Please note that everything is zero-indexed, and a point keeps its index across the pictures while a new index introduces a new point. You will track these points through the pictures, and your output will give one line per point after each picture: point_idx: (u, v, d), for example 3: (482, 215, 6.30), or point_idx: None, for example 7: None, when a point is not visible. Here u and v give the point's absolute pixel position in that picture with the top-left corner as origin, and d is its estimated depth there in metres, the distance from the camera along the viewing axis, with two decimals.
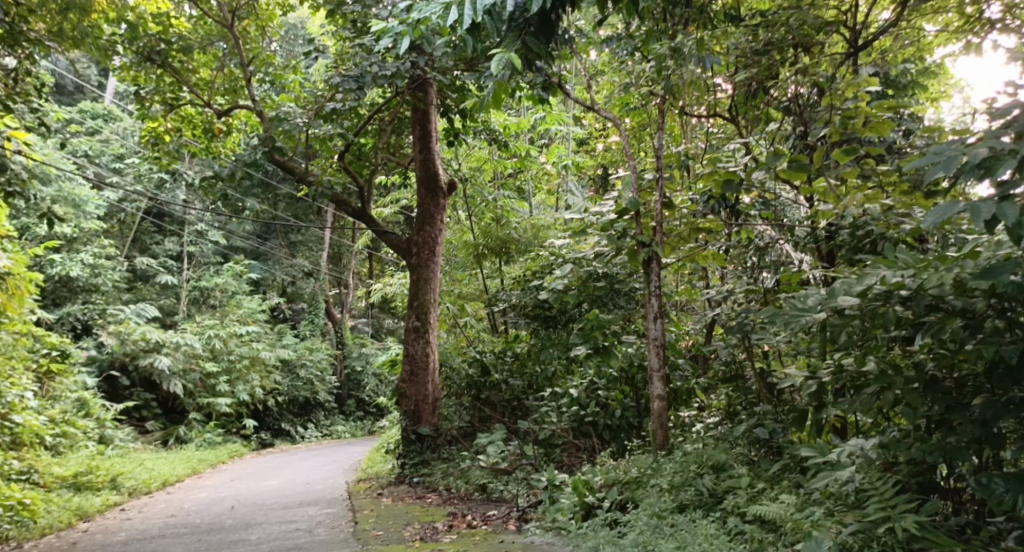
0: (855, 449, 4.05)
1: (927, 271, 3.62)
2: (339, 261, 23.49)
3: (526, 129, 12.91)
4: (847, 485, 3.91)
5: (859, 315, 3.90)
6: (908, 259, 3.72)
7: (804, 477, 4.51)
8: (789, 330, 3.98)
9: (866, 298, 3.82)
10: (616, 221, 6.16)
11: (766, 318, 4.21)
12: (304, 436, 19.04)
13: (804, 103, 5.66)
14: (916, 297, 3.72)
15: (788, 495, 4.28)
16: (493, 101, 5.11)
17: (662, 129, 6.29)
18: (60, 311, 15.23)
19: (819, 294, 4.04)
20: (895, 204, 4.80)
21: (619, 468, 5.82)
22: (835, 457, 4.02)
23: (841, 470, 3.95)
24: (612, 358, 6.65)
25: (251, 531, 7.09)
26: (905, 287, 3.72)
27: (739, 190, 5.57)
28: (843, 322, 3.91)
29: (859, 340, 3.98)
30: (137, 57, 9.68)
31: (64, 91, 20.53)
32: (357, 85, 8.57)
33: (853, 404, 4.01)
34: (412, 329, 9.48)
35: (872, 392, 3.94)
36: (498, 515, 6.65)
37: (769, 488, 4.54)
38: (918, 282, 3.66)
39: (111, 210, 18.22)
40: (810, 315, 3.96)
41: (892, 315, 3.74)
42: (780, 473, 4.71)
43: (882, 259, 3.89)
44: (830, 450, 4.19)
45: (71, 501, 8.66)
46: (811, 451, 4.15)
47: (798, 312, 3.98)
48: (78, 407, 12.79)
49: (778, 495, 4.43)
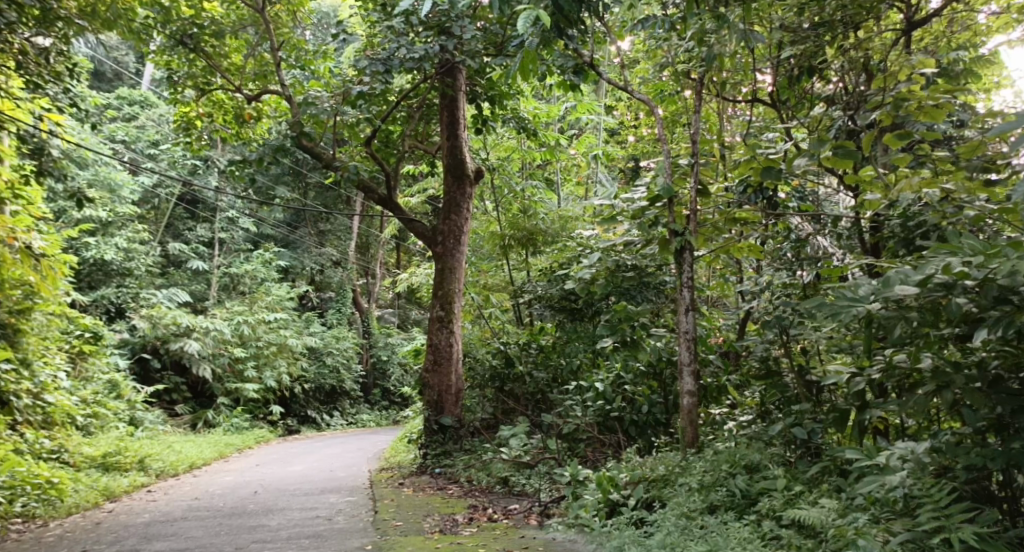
0: (906, 452, 3.79)
1: (998, 259, 3.34)
2: (366, 251, 23.47)
3: (558, 119, 12.70)
4: (894, 490, 3.67)
5: (916, 307, 3.65)
6: (976, 245, 3.44)
7: (844, 481, 4.27)
8: (838, 320, 3.74)
9: (926, 288, 3.56)
10: (648, 208, 5.90)
11: (811, 309, 3.97)
12: (329, 424, 19.01)
13: (854, 89, 5.51)
14: (983, 287, 3.44)
15: (827, 499, 4.05)
16: (522, 64, 5.19)
17: (699, 115, 6.06)
18: (95, 293, 15.29)
19: (871, 283, 3.80)
20: (959, 188, 4.50)
21: (646, 465, 5.61)
22: (883, 460, 3.77)
23: (889, 475, 3.71)
24: (639, 351, 6.54)
25: (272, 517, 6.97)
26: (970, 276, 3.44)
27: (779, 177, 5.39)
28: (898, 314, 3.66)
29: (913, 334, 3.71)
30: (172, 40, 9.60)
31: (102, 78, 20.66)
32: (385, 68, 8.37)
33: (906, 405, 3.76)
34: (436, 318, 9.31)
35: (927, 391, 3.69)
36: (519, 510, 6.49)
37: (806, 492, 4.31)
38: (986, 271, 3.37)
39: (145, 195, 18.29)
40: (860, 306, 3.72)
41: (955, 307, 3.47)
42: (818, 476, 4.48)
43: (946, 244, 3.62)
44: (876, 453, 3.94)
45: (98, 481, 8.62)
46: (855, 452, 3.90)
47: (849, 301, 3.74)
48: (110, 389, 12.82)
49: (816, 499, 4.20)
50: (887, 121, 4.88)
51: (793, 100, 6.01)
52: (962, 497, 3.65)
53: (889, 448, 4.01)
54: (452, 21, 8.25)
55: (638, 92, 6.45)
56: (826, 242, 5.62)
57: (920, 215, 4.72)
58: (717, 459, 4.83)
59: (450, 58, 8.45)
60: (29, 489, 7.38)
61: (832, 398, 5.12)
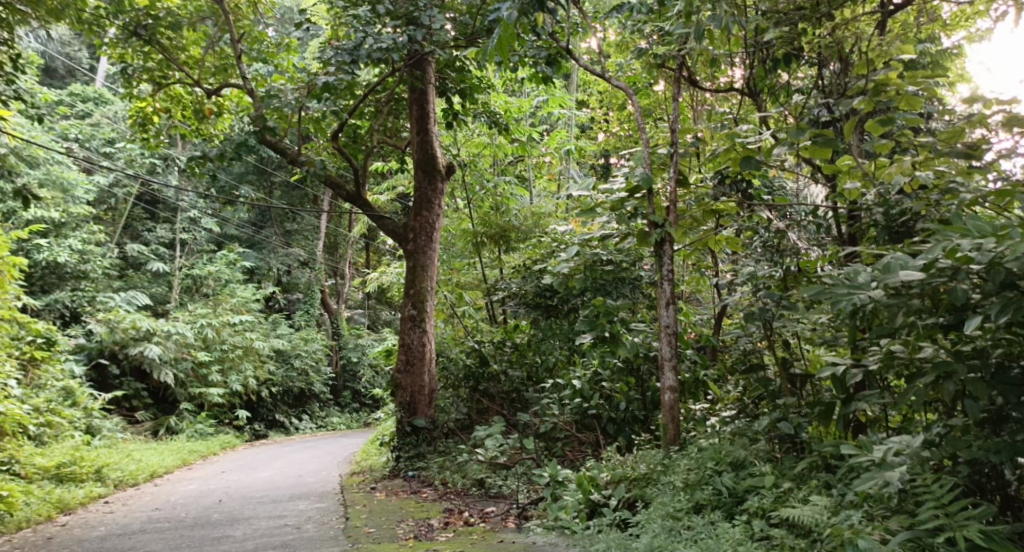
0: (902, 445, 3.66)
1: (1006, 241, 3.25)
2: (335, 251, 23.12)
3: (529, 114, 12.54)
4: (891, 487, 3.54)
5: (918, 294, 3.56)
6: (982, 226, 3.35)
7: (834, 477, 4.16)
8: (839, 308, 3.64)
9: (929, 273, 3.47)
10: (627, 199, 5.68)
11: (808, 296, 3.86)
12: (298, 428, 18.67)
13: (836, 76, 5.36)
14: (989, 272, 3.37)
15: (818, 496, 3.93)
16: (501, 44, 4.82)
17: (677, 103, 5.89)
18: (48, 297, 14.81)
19: (871, 269, 3.71)
20: (949, 171, 4.37)
21: (626, 463, 5.46)
22: (880, 455, 3.64)
23: (886, 471, 3.59)
24: (619, 348, 6.33)
25: (236, 527, 6.72)
26: (975, 260, 3.37)
27: (758, 167, 5.28)
28: (901, 301, 3.59)
29: (914, 322, 3.62)
30: (123, 33, 9.28)
31: (54, 75, 20.11)
32: (351, 58, 8.02)
33: (904, 396, 3.63)
34: (408, 318, 9.11)
35: (927, 381, 3.57)
36: (496, 512, 6.33)
37: (796, 489, 4.19)
38: (993, 254, 3.29)
39: (101, 196, 17.80)
40: (862, 293, 3.62)
41: (961, 291, 3.40)
42: (806, 472, 4.36)
43: (950, 227, 3.53)
44: (870, 448, 3.81)
45: (51, 493, 8.31)
46: (850, 448, 3.77)
47: (849, 288, 3.65)
48: (65, 396, 12.43)
49: (807, 496, 4.08)
50: (867, 106, 4.74)
51: (770, 90, 5.88)
52: (962, 492, 3.54)
53: (883, 441, 3.89)
54: (420, 11, 8.15)
55: (615, 77, 6.25)
56: (800, 234, 5.48)
57: (904, 203, 4.61)
58: (702, 456, 4.69)
59: (418, 49, 8.25)
60: None
61: (817, 391, 4.95)
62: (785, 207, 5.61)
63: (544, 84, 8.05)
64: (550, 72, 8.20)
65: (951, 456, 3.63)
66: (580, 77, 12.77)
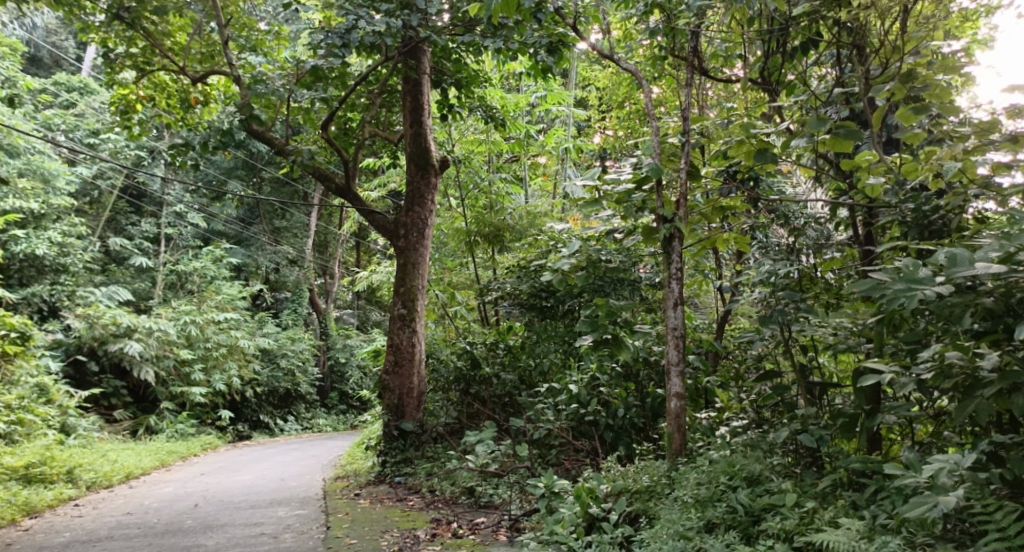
0: (951, 466, 3.33)
1: None
2: (324, 249, 22.76)
3: (526, 112, 12.20)
4: (942, 513, 3.21)
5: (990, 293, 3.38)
6: None
7: (865, 497, 3.83)
8: (902, 304, 3.36)
9: (1004, 269, 3.28)
10: (634, 191, 5.29)
11: (859, 290, 3.59)
12: (283, 429, 18.25)
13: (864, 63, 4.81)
14: None
15: (848, 519, 3.60)
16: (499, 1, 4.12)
17: (689, 90, 5.47)
18: (26, 290, 14.35)
19: (931, 262, 3.47)
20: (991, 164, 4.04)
21: (628, 475, 5.11)
22: (927, 477, 3.30)
23: (935, 494, 3.24)
24: (621, 350, 5.90)
25: (209, 535, 6.34)
26: None
27: (774, 161, 4.96)
28: (968, 300, 3.40)
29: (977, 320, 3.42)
30: (106, 15, 8.90)
31: (40, 64, 19.82)
32: (342, 42, 7.59)
33: (965, 409, 3.41)
34: (398, 317, 8.74)
35: (991, 393, 3.35)
36: (487, 524, 6.00)
37: (822, 509, 3.84)
38: None
39: (83, 188, 17.36)
40: (925, 288, 3.37)
41: None
42: (829, 490, 4.04)
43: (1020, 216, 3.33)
44: (914, 467, 3.47)
45: (18, 495, 7.92)
46: (892, 467, 3.45)
47: (908, 285, 3.40)
48: (39, 393, 12.03)
49: (834, 518, 3.74)
50: (896, 94, 4.36)
51: (784, 80, 5.46)
52: None
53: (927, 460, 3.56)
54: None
55: (626, 61, 5.93)
56: (811, 236, 5.16)
57: (935, 199, 4.32)
58: (713, 470, 4.35)
59: (413, 35, 7.94)
60: None
61: (836, 402, 4.60)
62: (786, 207, 5.26)
63: (544, 76, 7.76)
64: (551, 62, 7.88)
65: (1006, 478, 3.31)
66: (578, 74, 12.50)
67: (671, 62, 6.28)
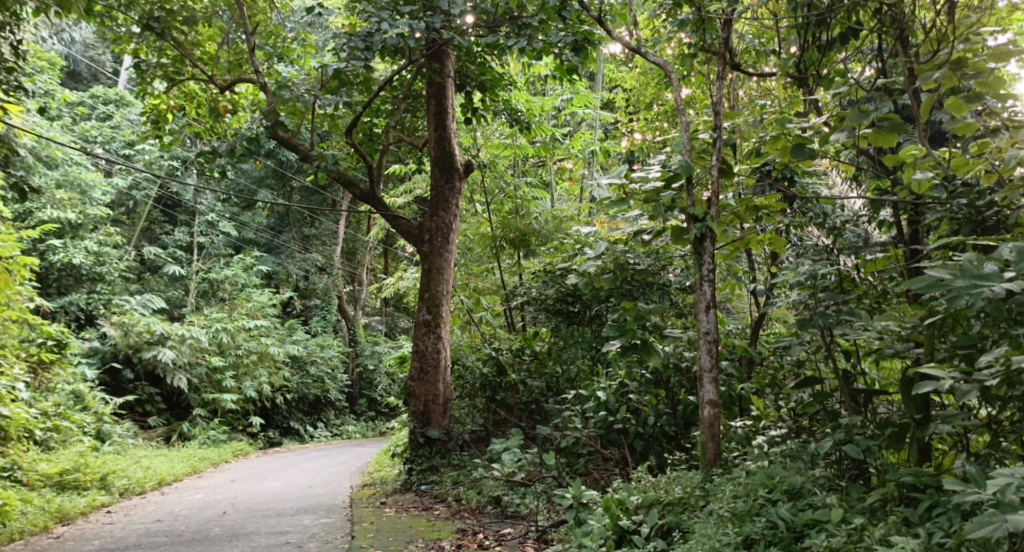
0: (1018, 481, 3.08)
1: None
2: (353, 256, 22.76)
3: (553, 115, 12.02)
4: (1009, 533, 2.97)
5: None
6: None
7: (917, 513, 3.59)
8: (966, 301, 3.16)
9: None
10: (664, 190, 5.07)
11: (921, 287, 3.40)
12: (313, 436, 18.21)
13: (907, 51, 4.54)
14: None
15: (901, 537, 3.36)
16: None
17: (721, 82, 5.24)
18: (63, 299, 14.50)
19: (999, 258, 3.25)
20: None
21: (659, 485, 4.91)
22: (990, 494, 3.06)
23: (1001, 514, 3.00)
24: (652, 355, 5.70)
25: (235, 544, 6.24)
26: None
27: (812, 157, 4.71)
28: None
29: None
30: (138, 25, 8.90)
31: (78, 78, 20.13)
32: (365, 45, 7.49)
33: None
34: (422, 323, 8.60)
35: None
36: (514, 535, 5.84)
37: (871, 526, 3.60)
38: None
39: (118, 198, 17.54)
40: (990, 285, 3.15)
41: None
42: (878, 505, 3.80)
43: None
44: (977, 482, 3.22)
45: (51, 502, 7.92)
46: (953, 482, 3.20)
47: (973, 280, 3.19)
48: (74, 400, 12.10)
49: (885, 536, 3.50)
50: (947, 83, 4.12)
51: (821, 73, 5.16)
52: None
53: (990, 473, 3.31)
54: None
55: (655, 55, 5.72)
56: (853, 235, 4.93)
57: (990, 194, 4.07)
58: (751, 482, 4.13)
59: (437, 37, 7.82)
60: None
61: (884, 410, 4.31)
62: (822, 207, 5.04)
63: (571, 77, 7.58)
64: (577, 61, 7.69)
65: None
66: (606, 75, 12.30)
67: (701, 59, 6.07)
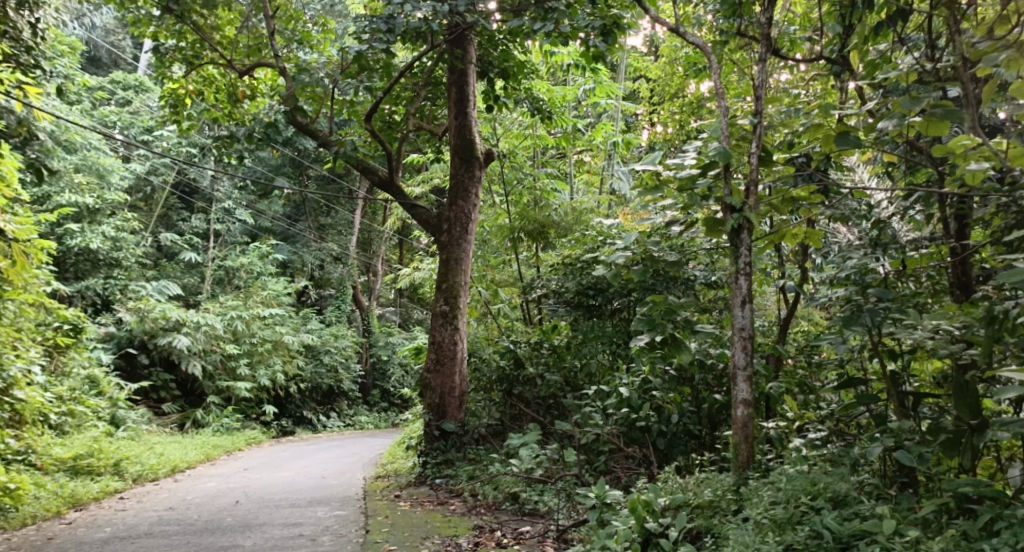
0: None
1: None
2: (368, 247, 22.64)
3: (573, 105, 11.77)
4: None
5: None
6: None
7: (976, 527, 3.40)
8: None
9: None
10: (699, 177, 4.84)
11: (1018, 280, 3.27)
12: (326, 426, 18.12)
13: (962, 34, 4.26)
14: None
15: None
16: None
17: (762, 65, 5.00)
18: (80, 284, 14.44)
19: None
20: None
21: (688, 487, 4.71)
22: None
23: None
24: (682, 351, 5.45)
25: (248, 535, 6.09)
26: None
27: (857, 146, 4.42)
28: None
29: None
30: (156, 8, 8.74)
31: (99, 64, 20.05)
32: (387, 27, 7.31)
33: None
34: (439, 314, 8.43)
35: None
36: (532, 533, 5.65)
37: (927, 539, 3.41)
38: None
39: (137, 184, 17.50)
40: None
41: None
42: (932, 517, 3.61)
43: None
44: None
45: (65, 487, 7.81)
46: None
47: None
48: (89, 385, 12.02)
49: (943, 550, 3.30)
50: (1009, 68, 3.85)
51: (865, 56, 4.84)
52: None
53: None
54: None
55: (693, 36, 5.49)
56: (896, 230, 4.72)
57: None
58: (791, 488, 3.97)
59: (460, 21, 7.60)
60: None
61: (931, 415, 4.12)
62: (865, 202, 4.82)
63: (596, 63, 7.36)
64: (603, 47, 7.45)
65: None
66: (628, 65, 12.04)
67: (736, 45, 5.85)
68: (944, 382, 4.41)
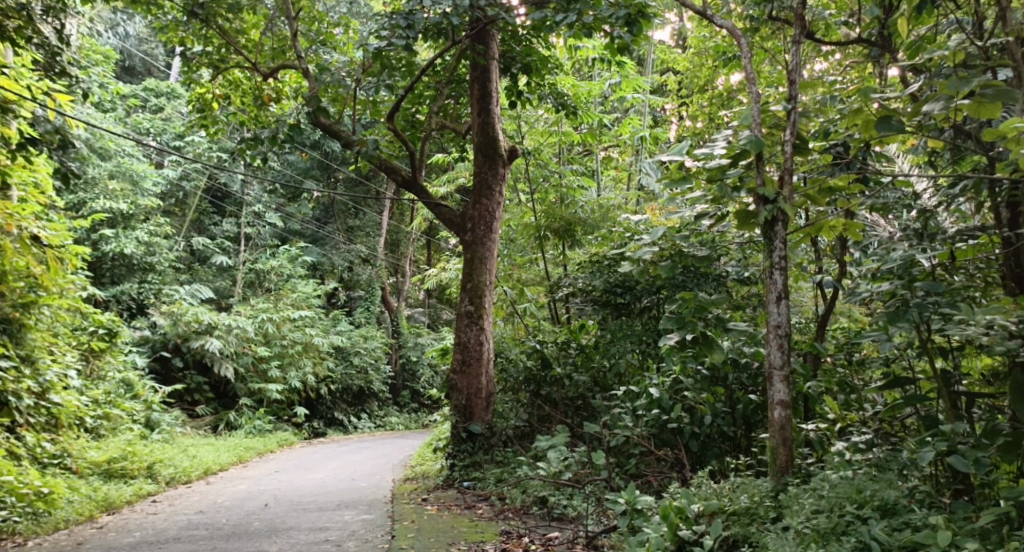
0: None
1: None
2: (396, 248, 22.58)
3: (600, 99, 11.53)
4: None
5: None
6: None
7: None
8: None
9: None
10: (730, 168, 4.62)
11: None
12: (356, 427, 18.08)
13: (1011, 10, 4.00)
14: None
15: None
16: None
17: (796, 49, 4.76)
18: (115, 289, 14.55)
19: None
20: None
21: (723, 492, 4.50)
22: None
23: None
24: (713, 350, 5.22)
25: (274, 539, 5.99)
26: None
27: (899, 130, 4.15)
28: None
29: None
30: (182, 12, 8.69)
31: (132, 72, 20.25)
32: (407, 23, 7.14)
33: None
34: (465, 314, 8.27)
35: None
36: (562, 539, 5.47)
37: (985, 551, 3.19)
38: None
39: (169, 190, 17.64)
40: None
41: None
42: (991, 527, 3.38)
43: None
44: None
45: (98, 491, 7.79)
46: None
47: None
48: (124, 389, 12.07)
49: None
50: None
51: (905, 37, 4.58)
52: None
53: None
54: None
55: (723, 20, 5.25)
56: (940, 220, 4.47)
57: None
58: (835, 495, 3.76)
59: (481, 15, 7.44)
60: (14, 501, 6.60)
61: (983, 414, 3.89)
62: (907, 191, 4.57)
63: (623, 55, 7.14)
64: (628, 38, 7.20)
65: None
66: (656, 57, 11.74)
67: (769, 31, 5.61)
68: (994, 380, 4.17)
